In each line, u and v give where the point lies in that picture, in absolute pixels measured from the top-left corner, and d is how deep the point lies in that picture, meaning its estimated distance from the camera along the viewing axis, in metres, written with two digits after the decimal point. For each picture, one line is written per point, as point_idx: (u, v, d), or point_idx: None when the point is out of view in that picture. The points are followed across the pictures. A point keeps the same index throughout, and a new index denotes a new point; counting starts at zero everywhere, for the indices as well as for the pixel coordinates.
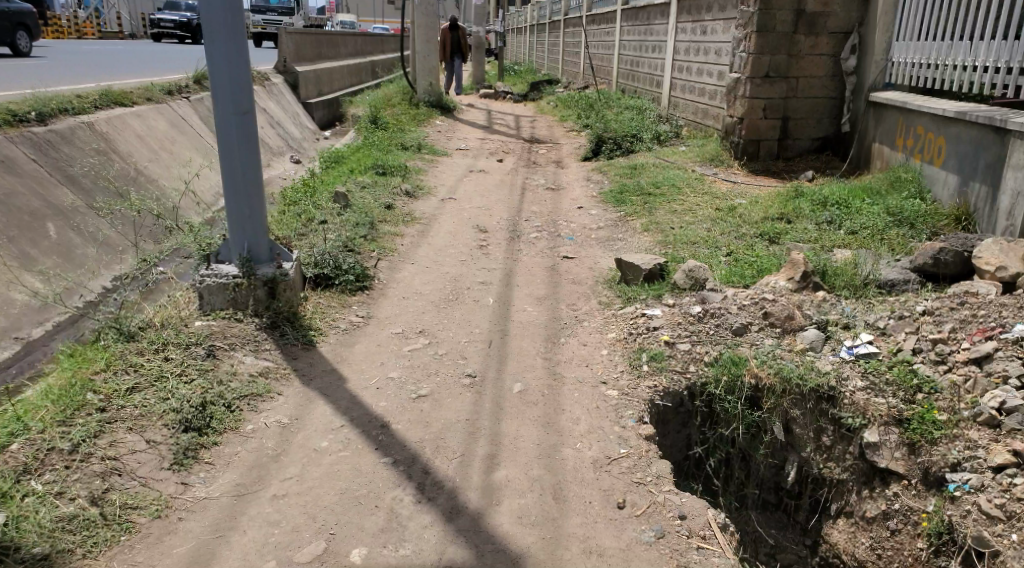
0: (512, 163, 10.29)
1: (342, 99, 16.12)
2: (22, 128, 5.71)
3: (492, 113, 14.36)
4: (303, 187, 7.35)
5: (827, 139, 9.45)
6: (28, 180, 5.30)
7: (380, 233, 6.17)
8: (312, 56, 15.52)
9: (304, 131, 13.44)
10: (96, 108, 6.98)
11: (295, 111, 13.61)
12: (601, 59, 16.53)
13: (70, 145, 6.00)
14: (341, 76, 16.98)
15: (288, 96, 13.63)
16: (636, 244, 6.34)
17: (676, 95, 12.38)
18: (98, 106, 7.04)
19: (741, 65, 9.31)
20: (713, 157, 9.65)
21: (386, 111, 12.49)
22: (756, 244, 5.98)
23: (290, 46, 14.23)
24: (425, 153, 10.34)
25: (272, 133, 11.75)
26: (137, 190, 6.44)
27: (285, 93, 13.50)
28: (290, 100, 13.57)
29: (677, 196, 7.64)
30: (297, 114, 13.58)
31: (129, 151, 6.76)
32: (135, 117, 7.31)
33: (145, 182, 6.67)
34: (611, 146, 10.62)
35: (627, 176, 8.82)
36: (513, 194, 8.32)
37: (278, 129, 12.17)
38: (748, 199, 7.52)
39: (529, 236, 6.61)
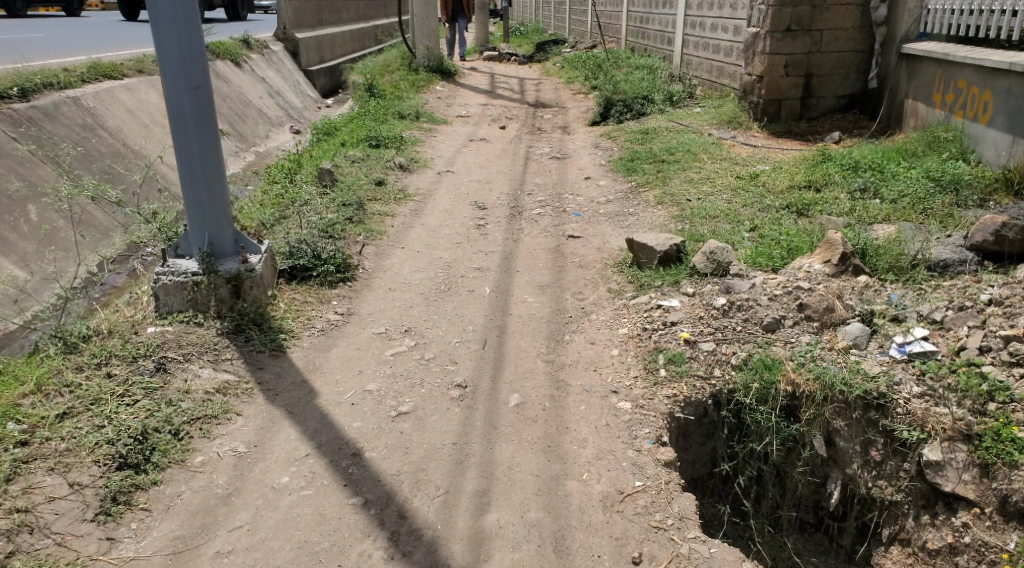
0: (515, 130, 9.66)
1: (341, 66, 15.48)
2: (3, 104, 5.25)
3: (495, 77, 13.68)
4: (289, 162, 6.79)
5: (854, 96, 8.82)
6: (10, 159, 4.84)
7: (368, 214, 5.62)
8: (313, 22, 14.85)
9: (307, 100, 12.86)
10: (85, 82, 6.44)
11: (296, 79, 13.00)
12: (609, 18, 15.78)
13: (55, 122, 5.55)
14: (343, 41, 16.26)
15: (288, 63, 13.01)
16: (651, 220, 5.75)
17: (689, 53, 11.65)
18: (87, 80, 6.50)
19: (759, 21, 8.57)
20: (730, 119, 8.99)
21: (383, 78, 11.88)
22: (784, 219, 5.36)
23: (292, 14, 13.43)
24: (424, 121, 9.74)
25: (271, 103, 11.19)
26: (125, 167, 5.93)
27: (284, 61, 12.88)
28: (290, 68, 12.95)
29: (693, 163, 7.04)
30: (297, 83, 12.98)
31: (123, 130, 6.28)
32: (126, 91, 6.75)
33: (134, 158, 6.14)
34: (621, 109, 9.96)
35: (639, 143, 8.19)
36: (516, 164, 7.73)
37: (277, 98, 11.56)
38: (774, 166, 6.88)
39: (532, 212, 6.06)
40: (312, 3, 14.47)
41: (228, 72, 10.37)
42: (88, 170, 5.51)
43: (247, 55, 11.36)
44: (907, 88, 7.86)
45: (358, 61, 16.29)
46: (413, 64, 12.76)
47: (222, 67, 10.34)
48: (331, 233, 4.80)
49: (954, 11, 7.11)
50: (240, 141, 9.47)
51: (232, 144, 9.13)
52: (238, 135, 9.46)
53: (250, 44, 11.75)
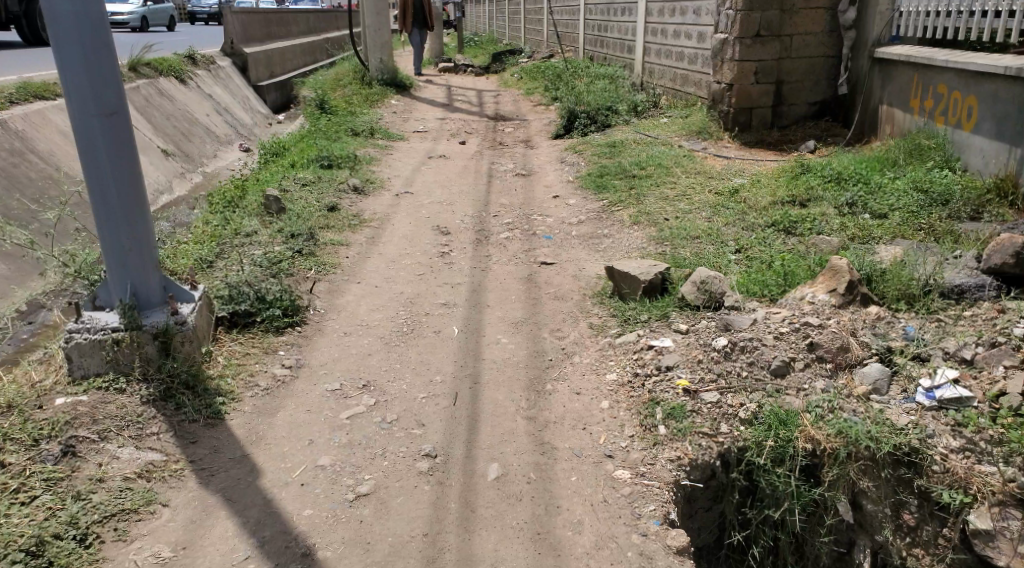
0: (476, 145, 9.22)
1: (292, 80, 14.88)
2: None
3: (452, 89, 13.24)
4: (232, 188, 6.25)
5: (825, 102, 8.56)
6: None
7: (321, 244, 5.11)
8: (262, 36, 14.25)
9: (256, 117, 12.23)
10: (11, 103, 5.79)
11: (245, 95, 12.39)
12: (566, 27, 15.47)
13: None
14: (294, 55, 15.65)
15: (236, 78, 12.40)
16: (630, 242, 5.35)
17: (651, 62, 11.34)
18: (14, 99, 5.85)
19: (728, 28, 8.28)
20: (699, 130, 8.60)
21: (336, 93, 11.35)
22: (769, 239, 4.97)
23: (240, 29, 12.91)
24: (380, 138, 9.25)
25: (218, 120, 10.56)
26: (57, 193, 5.32)
27: (232, 76, 12.27)
28: (238, 83, 12.34)
29: (666, 179, 6.67)
30: (247, 99, 12.38)
31: (54, 153, 5.67)
32: (59, 110, 6.12)
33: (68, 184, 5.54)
34: (586, 122, 9.58)
35: (607, 157, 7.81)
36: (479, 182, 7.28)
37: (224, 115, 10.95)
38: (741, 179, 6.55)
39: (500, 236, 5.60)
40: (258, 15, 13.86)
41: (172, 88, 9.75)
42: (18, 201, 4.93)
43: (192, 71, 10.74)
44: (881, 94, 7.62)
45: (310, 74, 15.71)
46: (367, 77, 12.24)
47: (166, 83, 9.72)
48: (275, 272, 4.26)
49: (928, 13, 6.84)
50: (186, 161, 8.86)
51: (177, 165, 8.52)
52: (183, 155, 8.85)
53: (195, 59, 11.11)
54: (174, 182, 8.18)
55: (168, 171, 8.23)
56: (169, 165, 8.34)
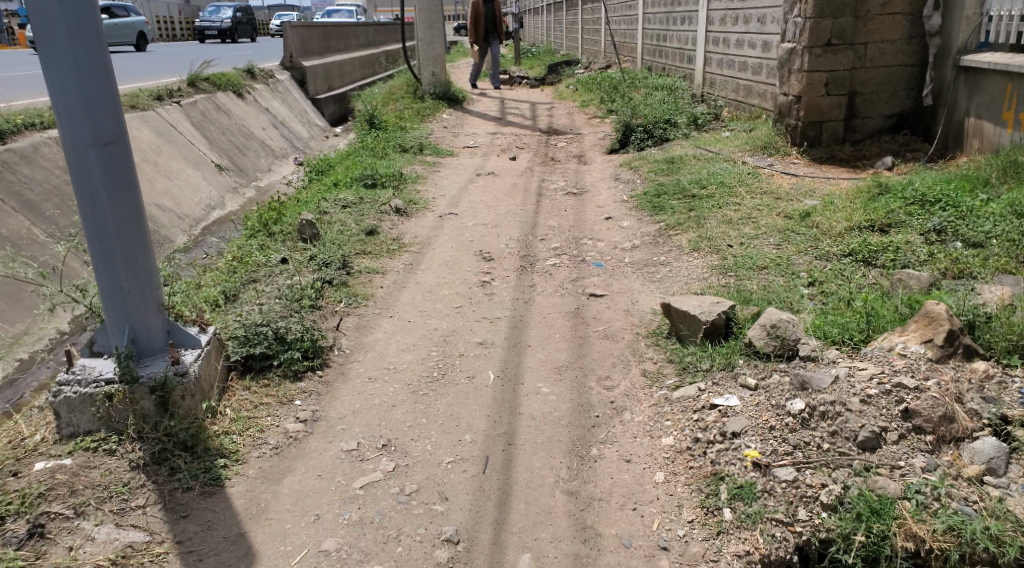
0: (527, 161, 8.84)
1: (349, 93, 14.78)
2: None
3: (505, 102, 12.91)
4: (270, 208, 5.99)
5: (903, 113, 7.91)
6: None
7: (355, 273, 4.78)
8: (321, 49, 14.16)
9: (313, 129, 12.09)
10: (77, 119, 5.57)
11: (302, 108, 12.27)
12: (623, 36, 15.03)
13: (32, 165, 4.70)
14: (351, 67, 15.57)
15: (294, 92, 12.30)
16: (691, 271, 4.87)
17: (712, 72, 10.80)
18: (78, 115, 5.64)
19: (796, 36, 7.71)
20: (765, 145, 8.01)
21: (386, 107, 11.14)
22: (847, 272, 4.43)
23: (299, 44, 12.87)
24: (428, 154, 8.97)
25: (272, 133, 10.37)
26: None
27: (290, 89, 12.18)
28: (296, 97, 12.24)
29: (730, 199, 6.16)
30: (304, 112, 12.25)
31: None
32: None
33: None
34: (642, 135, 9.11)
35: (664, 173, 7.33)
36: (528, 202, 6.89)
37: (280, 128, 10.79)
38: (811, 201, 5.98)
39: (546, 263, 5.19)
40: (318, 29, 13.77)
41: (228, 103, 9.64)
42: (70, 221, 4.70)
43: (251, 85, 10.67)
44: (967, 105, 7.05)
45: (363, 86, 15.60)
46: (417, 91, 12.01)
47: (223, 98, 9.62)
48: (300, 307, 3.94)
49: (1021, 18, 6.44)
50: (239, 176, 8.63)
51: (231, 180, 8.27)
52: (236, 170, 8.63)
53: (254, 73, 11.04)
54: (226, 198, 7.88)
55: (221, 186, 7.97)
56: (223, 181, 8.09)
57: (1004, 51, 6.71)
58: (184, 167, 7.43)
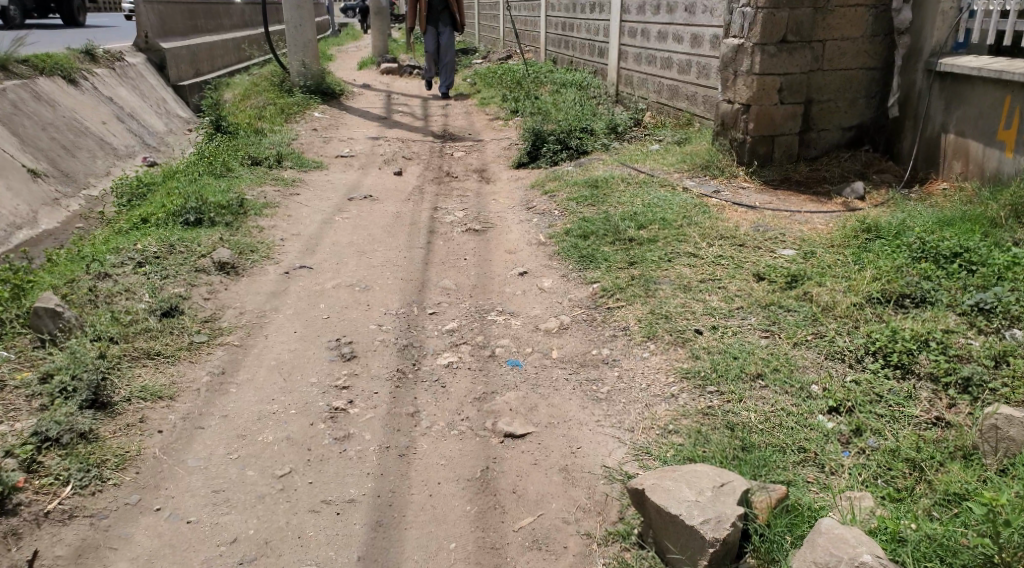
0: (416, 177, 7.11)
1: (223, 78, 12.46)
2: None
3: (391, 96, 11.05)
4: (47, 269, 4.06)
5: (863, 124, 6.70)
6: None
7: (103, 419, 2.87)
8: (188, 31, 11.78)
9: (173, 122, 9.54)
10: None
11: (160, 97, 9.80)
12: (526, 23, 13.47)
13: None
14: (224, 51, 13.19)
15: (150, 78, 9.86)
16: (649, 380, 3.25)
17: (629, 68, 9.38)
18: None
19: (741, 31, 6.34)
20: (707, 164, 6.58)
21: (244, 104, 9.09)
22: (892, 395, 2.95)
23: (156, 21, 10.49)
24: (288, 168, 7.08)
25: (113, 124, 7.71)
26: None
27: (145, 74, 9.74)
28: (152, 84, 9.76)
29: (678, 245, 4.70)
30: (163, 101, 9.78)
31: None
32: None
33: None
34: (555, 146, 7.52)
35: (589, 203, 5.85)
36: (414, 242, 5.15)
37: (129, 122, 8.19)
38: (780, 256, 4.48)
39: (436, 361, 3.46)
40: (180, 8, 11.38)
41: (54, 91, 7.10)
42: None
43: (88, 68, 8.19)
44: (944, 119, 5.82)
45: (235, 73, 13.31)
46: (284, 84, 9.91)
47: (47, 85, 7.07)
48: None
49: (1009, 14, 5.21)
50: (65, 183, 6.04)
51: (53, 190, 5.78)
52: (62, 175, 6.06)
53: (94, 56, 8.62)
54: (43, 213, 5.46)
55: (37, 198, 5.54)
56: (41, 191, 5.65)
57: (985, 54, 5.62)
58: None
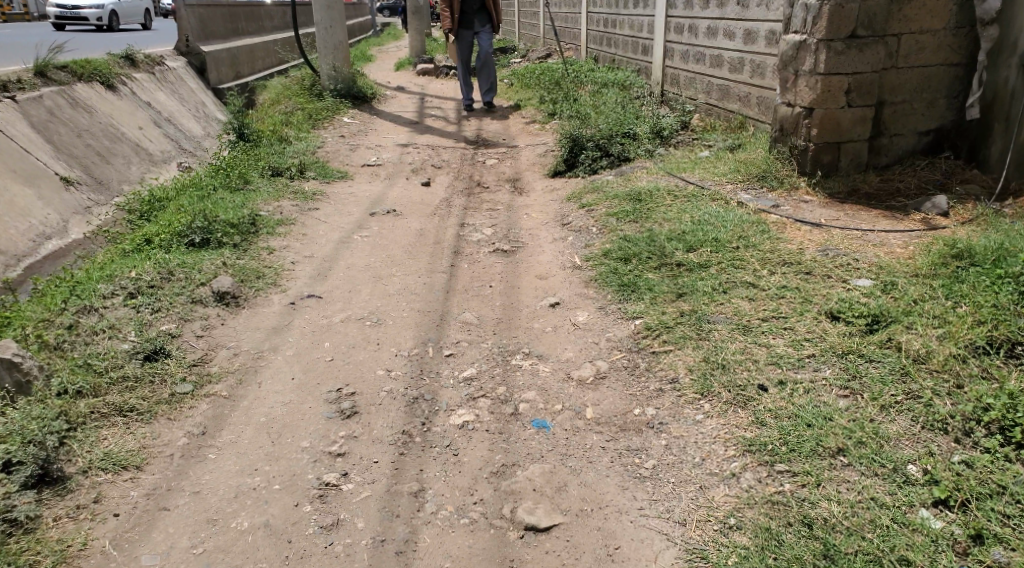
0: (445, 188, 6.64)
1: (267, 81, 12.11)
2: None
3: (424, 99, 10.61)
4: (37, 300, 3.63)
5: (941, 129, 6.06)
6: None
7: (49, 499, 2.47)
8: (229, 35, 11.40)
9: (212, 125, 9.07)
10: None
11: (200, 100, 9.37)
12: (565, 20, 12.95)
13: None
14: (267, 54, 12.85)
15: (189, 81, 9.45)
16: (705, 452, 2.73)
17: (675, 67, 8.77)
18: None
19: (802, 26, 5.68)
20: (763, 174, 5.95)
21: (271, 109, 8.74)
22: (1018, 486, 2.41)
23: (197, 26, 10.13)
24: (311, 179, 6.67)
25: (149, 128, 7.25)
26: None
27: (184, 78, 9.33)
28: (191, 87, 9.34)
29: (734, 272, 4.14)
30: (202, 104, 9.33)
31: None
32: None
33: None
34: (594, 153, 6.98)
35: (631, 220, 5.30)
36: (436, 266, 4.66)
37: (166, 125, 7.72)
38: (853, 288, 3.88)
39: (449, 420, 2.94)
40: (221, 12, 11.02)
41: (90, 95, 6.69)
42: None
43: (129, 73, 7.76)
44: None
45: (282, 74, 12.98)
46: (314, 86, 9.53)
47: (84, 89, 6.67)
48: None
49: None
50: (98, 190, 5.61)
51: (85, 198, 5.35)
52: (95, 182, 5.63)
53: (136, 59, 8.17)
54: (74, 222, 5.05)
55: (67, 207, 5.13)
56: (72, 199, 5.23)
57: None
58: (5, 180, 4.71)
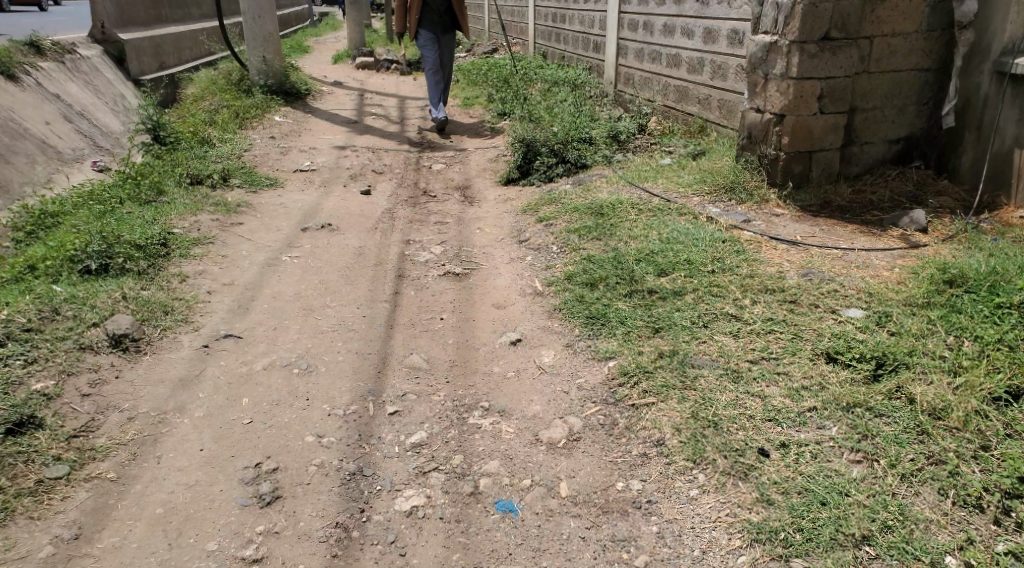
0: (387, 197, 6.08)
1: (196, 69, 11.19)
2: None
3: (364, 95, 9.95)
4: None
5: (911, 136, 5.73)
6: None
7: None
8: (150, 17, 10.45)
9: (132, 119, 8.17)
10: None
11: (120, 92, 8.48)
12: (513, 14, 12.48)
13: None
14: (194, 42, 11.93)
15: (107, 72, 8.55)
16: (705, 544, 2.32)
17: (629, 65, 8.35)
18: None
19: (773, 27, 5.31)
20: (731, 186, 5.55)
21: (196, 107, 7.99)
22: None
23: (112, 7, 9.21)
24: (236, 188, 6.02)
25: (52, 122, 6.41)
26: None
27: (102, 68, 8.43)
28: (110, 78, 8.44)
29: (712, 302, 3.73)
30: (122, 97, 8.44)
31: None
32: None
33: None
34: (548, 158, 6.49)
35: (594, 236, 4.84)
36: (378, 292, 4.09)
37: (75, 119, 6.86)
38: (844, 321, 3.49)
39: (397, 505, 2.49)
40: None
41: None
42: None
43: (32, 62, 6.89)
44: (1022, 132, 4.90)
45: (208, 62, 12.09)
46: (242, 81, 8.79)
47: None
48: None
49: None
50: None
51: None
52: None
53: (41, 46, 7.31)
54: None
55: None
56: None
57: None
58: None
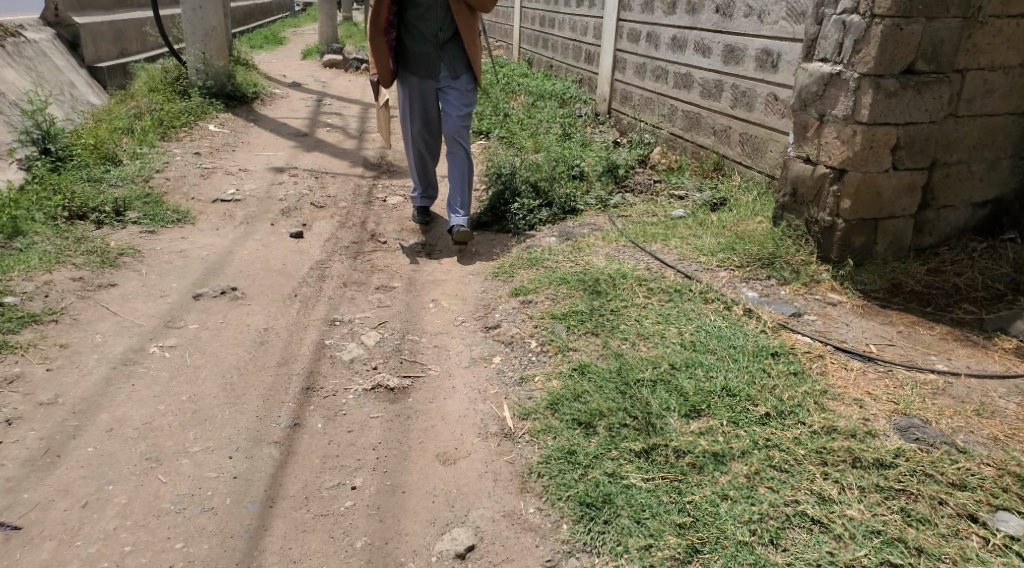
0: (320, 243, 4.71)
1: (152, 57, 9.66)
2: None
3: (322, 101, 8.56)
4: None
5: (1001, 199, 4.43)
6: None
7: None
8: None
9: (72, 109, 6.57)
10: None
11: (69, 83, 7.00)
12: (498, 15, 11.27)
13: None
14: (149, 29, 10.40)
15: (57, 58, 7.10)
16: None
17: (628, 82, 7.01)
18: None
19: (837, 53, 3.95)
20: (771, 259, 4.20)
21: (114, 108, 6.54)
22: None
23: None
24: (132, 225, 4.66)
25: None
26: None
27: (51, 55, 6.99)
28: (58, 66, 6.98)
29: (772, 482, 2.48)
30: (70, 88, 6.95)
31: None
32: None
33: None
34: (528, 199, 5.11)
35: (591, 330, 3.49)
36: (269, 431, 2.82)
37: None
38: (998, 556, 2.23)
39: None
40: None
41: None
42: None
43: None
44: None
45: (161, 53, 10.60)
46: (177, 80, 7.38)
47: None
48: None
49: None
50: None
51: None
52: None
53: None
54: None
55: None
56: None
57: None
58: None
